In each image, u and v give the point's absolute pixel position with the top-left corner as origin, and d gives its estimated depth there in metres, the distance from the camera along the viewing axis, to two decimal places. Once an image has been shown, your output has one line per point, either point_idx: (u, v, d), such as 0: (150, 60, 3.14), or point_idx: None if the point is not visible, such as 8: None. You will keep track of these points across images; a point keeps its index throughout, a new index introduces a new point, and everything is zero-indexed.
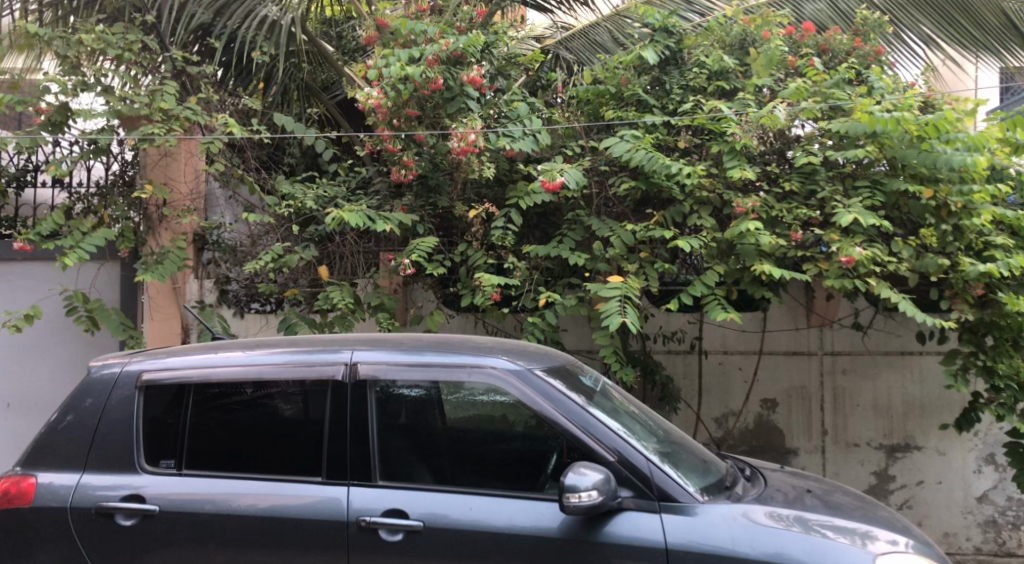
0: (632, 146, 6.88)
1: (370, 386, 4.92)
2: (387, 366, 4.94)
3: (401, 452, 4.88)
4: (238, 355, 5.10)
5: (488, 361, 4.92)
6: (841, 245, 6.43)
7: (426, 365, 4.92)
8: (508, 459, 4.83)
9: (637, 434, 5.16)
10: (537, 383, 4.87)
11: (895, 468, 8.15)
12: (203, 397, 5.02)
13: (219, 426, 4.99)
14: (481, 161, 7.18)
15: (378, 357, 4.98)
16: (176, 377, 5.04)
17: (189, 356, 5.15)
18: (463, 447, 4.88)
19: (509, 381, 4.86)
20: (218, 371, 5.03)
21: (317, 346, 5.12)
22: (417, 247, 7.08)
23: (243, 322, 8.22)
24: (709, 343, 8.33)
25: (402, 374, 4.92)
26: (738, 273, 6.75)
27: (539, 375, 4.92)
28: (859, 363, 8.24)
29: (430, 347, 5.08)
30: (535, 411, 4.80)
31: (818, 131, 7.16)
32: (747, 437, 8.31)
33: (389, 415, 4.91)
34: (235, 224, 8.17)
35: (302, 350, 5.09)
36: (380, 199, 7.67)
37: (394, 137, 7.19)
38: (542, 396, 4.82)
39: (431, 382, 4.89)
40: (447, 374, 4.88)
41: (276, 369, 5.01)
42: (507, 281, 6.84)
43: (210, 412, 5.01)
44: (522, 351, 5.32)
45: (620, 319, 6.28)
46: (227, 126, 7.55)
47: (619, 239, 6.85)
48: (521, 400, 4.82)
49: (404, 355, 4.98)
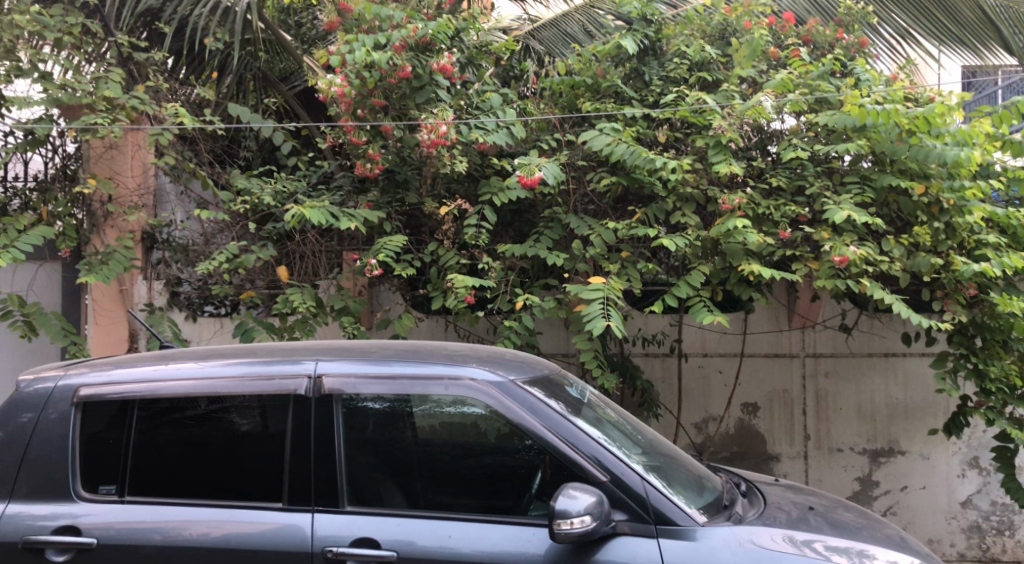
0: (612, 140, 6.50)
1: (336, 399, 4.49)
2: (352, 378, 4.52)
3: (370, 471, 4.46)
4: (190, 366, 4.63)
5: (466, 372, 4.51)
6: (832, 244, 6.11)
7: (392, 377, 4.51)
8: (479, 474, 4.46)
9: (627, 448, 4.78)
10: (519, 396, 4.47)
11: (878, 473, 7.88)
12: (150, 413, 4.56)
13: (169, 444, 4.54)
14: (452, 155, 6.79)
15: (345, 368, 4.56)
16: (121, 391, 4.57)
17: (136, 367, 4.68)
18: (432, 464, 4.50)
19: (489, 394, 4.45)
20: (168, 384, 4.57)
21: (277, 357, 4.68)
22: (385, 245, 6.66)
23: (196, 326, 7.67)
24: (688, 345, 7.99)
25: (369, 386, 4.50)
26: (724, 274, 6.41)
27: (519, 385, 4.53)
28: (842, 366, 7.96)
29: (399, 356, 4.67)
30: (517, 426, 4.40)
31: (804, 125, 6.83)
32: (728, 443, 7.98)
33: (355, 430, 4.49)
34: (188, 222, 7.67)
35: (261, 360, 4.64)
36: (344, 195, 7.25)
37: (358, 129, 6.72)
38: (525, 409, 4.43)
39: (400, 395, 4.48)
40: (417, 386, 4.48)
41: (232, 382, 4.55)
42: (481, 282, 6.44)
43: (159, 428, 4.55)
44: (499, 359, 4.92)
45: (604, 322, 5.90)
46: (178, 116, 7.10)
47: (599, 238, 6.49)
48: (502, 414, 4.43)
49: (372, 366, 4.57)
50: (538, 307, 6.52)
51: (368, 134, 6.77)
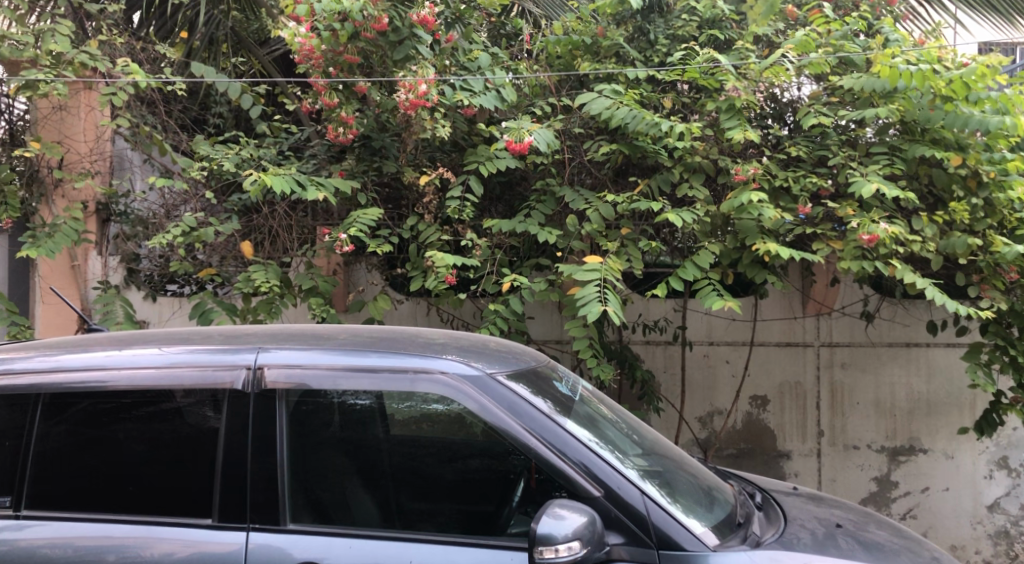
0: (612, 103, 5.82)
1: (282, 395, 3.84)
2: (317, 369, 3.86)
3: (333, 474, 3.87)
4: (149, 353, 3.99)
5: (438, 365, 3.86)
6: (859, 221, 5.40)
7: (373, 370, 3.85)
8: (466, 480, 3.91)
9: (626, 453, 4.15)
10: (499, 392, 3.82)
11: (898, 473, 7.25)
12: (110, 406, 3.90)
13: (134, 441, 3.89)
14: (435, 119, 6.13)
15: (293, 359, 3.90)
16: (65, 380, 3.93)
17: (88, 353, 4.05)
18: (416, 468, 3.91)
19: (463, 390, 3.81)
20: (124, 374, 3.92)
21: (240, 344, 4.04)
22: (358, 219, 5.98)
23: (155, 307, 7.02)
24: (694, 332, 7.32)
25: (322, 379, 3.85)
26: (736, 254, 5.75)
27: (501, 382, 3.88)
28: (861, 356, 7.29)
29: (373, 346, 4.02)
30: (496, 428, 3.76)
31: (824, 90, 6.17)
32: (734, 438, 7.34)
33: (318, 426, 3.87)
34: (147, 192, 7.00)
35: (224, 348, 4.00)
36: (318, 163, 6.62)
37: (330, 90, 6.06)
38: (506, 408, 3.78)
39: (364, 390, 3.83)
40: (392, 382, 3.82)
41: (170, 372, 3.89)
42: (465, 261, 5.77)
43: (121, 422, 3.90)
44: (482, 350, 4.27)
45: (601, 308, 5.22)
46: (132, 74, 6.44)
47: (597, 212, 5.81)
48: (478, 412, 3.78)
49: (329, 355, 3.92)
50: (528, 289, 5.86)
51: (341, 94, 6.14)
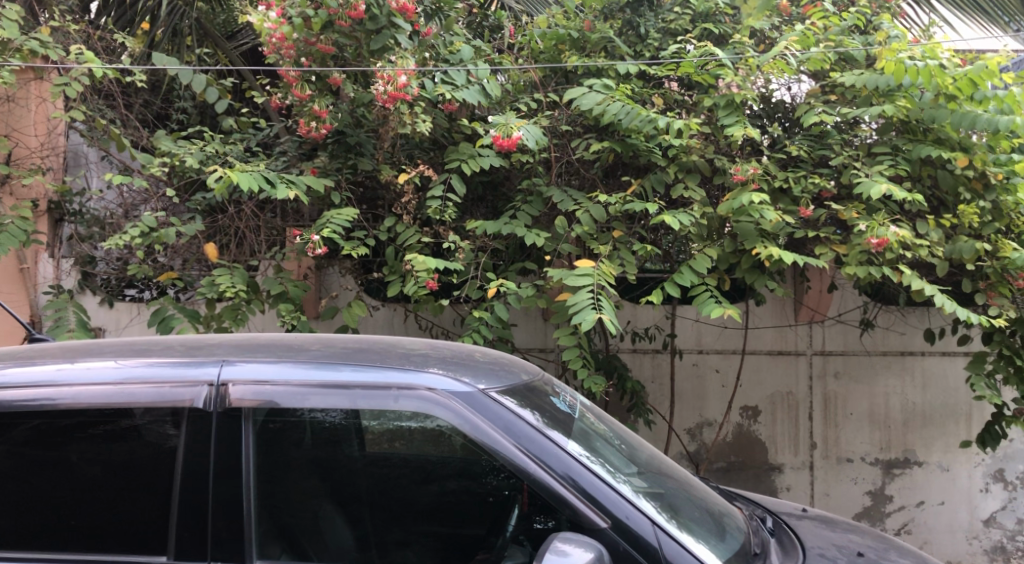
0: (604, 97, 5.47)
1: (248, 414, 3.45)
2: (289, 385, 3.48)
3: (303, 500, 3.49)
4: (105, 367, 3.57)
5: (424, 381, 3.50)
6: (867, 223, 5.09)
7: (345, 386, 3.48)
8: (444, 503, 3.56)
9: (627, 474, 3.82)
10: (492, 410, 3.47)
11: (892, 487, 6.98)
12: (62, 424, 3.49)
13: (89, 463, 3.48)
14: (414, 114, 5.76)
15: (261, 374, 3.51)
16: (11, 398, 3.51)
17: (36, 366, 3.61)
18: (388, 490, 3.57)
19: (451, 406, 3.46)
20: (76, 390, 3.50)
21: (207, 356, 3.63)
22: (331, 219, 5.60)
23: (112, 313, 6.62)
24: (682, 340, 6.98)
25: (295, 395, 3.47)
26: (733, 258, 5.44)
27: (494, 398, 3.52)
28: (854, 365, 7.01)
29: (347, 358, 3.64)
30: (489, 450, 3.41)
31: (823, 87, 5.90)
32: (725, 451, 7.01)
33: (287, 445, 3.47)
34: (104, 190, 6.57)
35: (189, 360, 3.59)
36: (289, 161, 6.23)
37: (302, 81, 5.68)
38: (499, 427, 3.43)
39: (338, 407, 3.46)
40: (368, 399, 3.46)
41: (129, 389, 3.49)
42: (447, 264, 5.40)
43: (74, 442, 3.49)
44: (467, 361, 3.91)
45: (595, 315, 4.86)
46: (86, 62, 6.02)
47: (587, 213, 5.48)
48: (468, 431, 3.43)
49: (300, 369, 3.53)
50: (513, 294, 5.51)
51: (314, 86, 5.76)
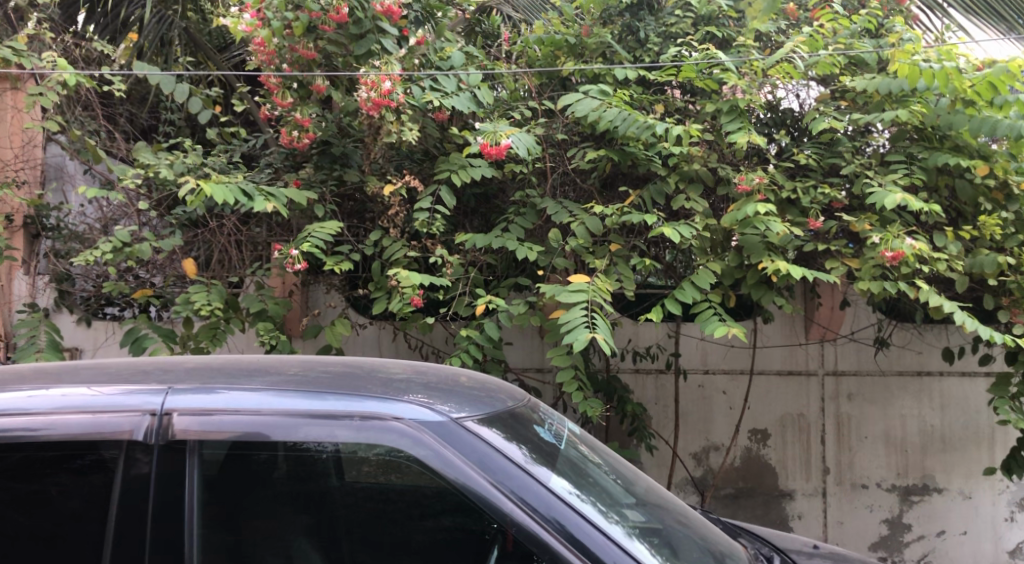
0: (600, 103, 5.15)
1: (193, 447, 3.21)
2: (261, 415, 3.26)
3: (271, 540, 3.24)
4: (80, 395, 3.31)
5: (393, 410, 3.29)
6: (881, 236, 4.74)
7: (332, 416, 3.27)
8: (436, 542, 3.26)
9: (618, 508, 3.59)
10: (468, 444, 3.26)
11: (911, 515, 6.62)
12: (40, 456, 3.22)
13: (68, 497, 3.21)
14: (401, 122, 5.46)
15: (214, 403, 3.28)
16: None
17: (6, 393, 3.34)
18: (381, 527, 3.28)
19: (425, 441, 3.24)
20: (53, 419, 3.24)
21: (189, 384, 3.39)
22: (313, 233, 5.29)
23: (89, 332, 6.37)
24: (687, 360, 6.64)
25: (273, 426, 3.24)
26: (738, 273, 5.11)
27: (472, 431, 3.30)
28: (869, 387, 6.66)
29: (327, 385, 3.42)
30: (466, 489, 3.20)
31: (832, 92, 5.58)
32: (733, 477, 6.66)
33: (257, 477, 3.24)
34: (82, 205, 6.30)
35: (170, 389, 3.34)
36: (274, 174, 5.95)
37: (283, 88, 5.41)
38: (476, 464, 3.22)
39: (319, 442, 3.24)
40: (352, 430, 3.24)
41: (109, 419, 3.23)
42: (434, 280, 5.10)
43: (55, 475, 3.22)
44: (450, 385, 3.66)
45: (588, 334, 4.54)
46: (59, 69, 5.75)
47: (582, 226, 5.17)
48: (444, 469, 3.21)
49: (275, 398, 3.30)
50: (505, 312, 5.22)
51: (296, 93, 5.47)
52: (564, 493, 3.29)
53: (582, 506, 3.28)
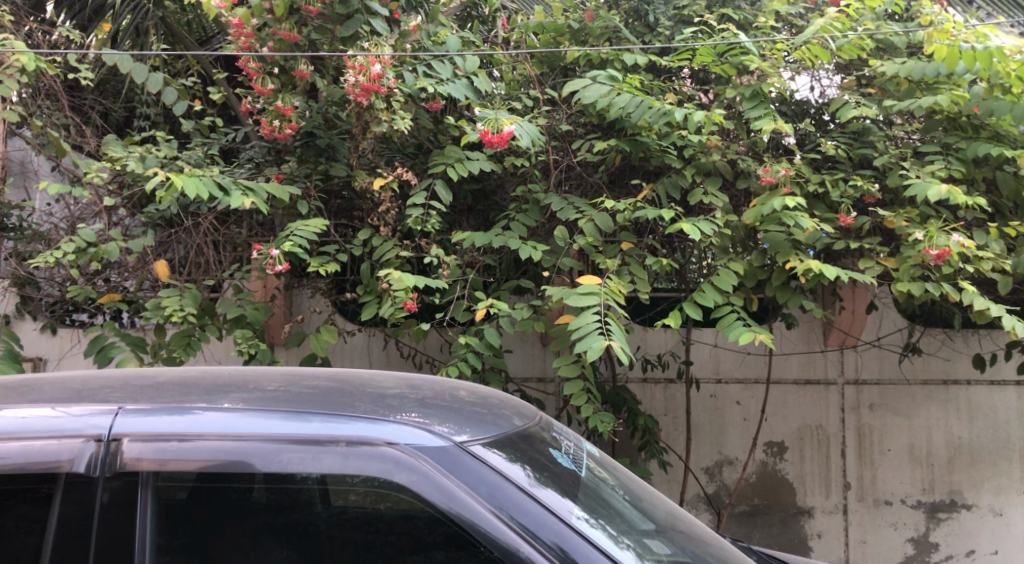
0: (609, 90, 4.69)
1: (146, 480, 2.79)
2: (234, 440, 2.83)
3: None
4: (40, 416, 2.88)
5: (382, 434, 2.86)
6: (923, 232, 4.30)
7: (316, 442, 2.84)
8: None
9: (635, 539, 3.17)
10: (473, 472, 2.83)
11: (938, 533, 6.20)
12: None
13: (25, 531, 2.79)
14: (392, 113, 5.03)
15: (181, 426, 2.85)
16: None
17: None
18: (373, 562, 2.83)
19: (422, 470, 2.81)
20: (7, 446, 2.82)
21: (161, 402, 2.95)
22: (295, 231, 4.82)
23: (55, 340, 5.95)
24: (698, 368, 6.20)
25: (249, 453, 2.81)
26: (762, 274, 4.68)
27: (475, 457, 2.87)
28: (892, 396, 6.23)
29: (313, 403, 2.98)
30: (465, 523, 2.77)
31: (859, 78, 5.16)
32: (748, 493, 6.22)
33: (232, 507, 2.82)
34: (47, 203, 5.79)
35: (137, 409, 2.90)
36: (254, 169, 5.49)
37: (263, 75, 4.94)
38: (482, 495, 2.80)
39: (299, 471, 2.81)
40: (337, 459, 2.82)
41: (68, 446, 2.81)
42: (428, 282, 4.63)
43: (11, 506, 2.80)
44: (453, 402, 3.21)
45: (602, 342, 4.09)
46: (16, 53, 5.25)
47: (591, 223, 4.74)
48: (444, 501, 2.79)
49: (254, 419, 2.87)
50: (507, 317, 4.77)
51: (278, 79, 5.04)
52: (577, 523, 2.88)
53: (596, 538, 2.87)
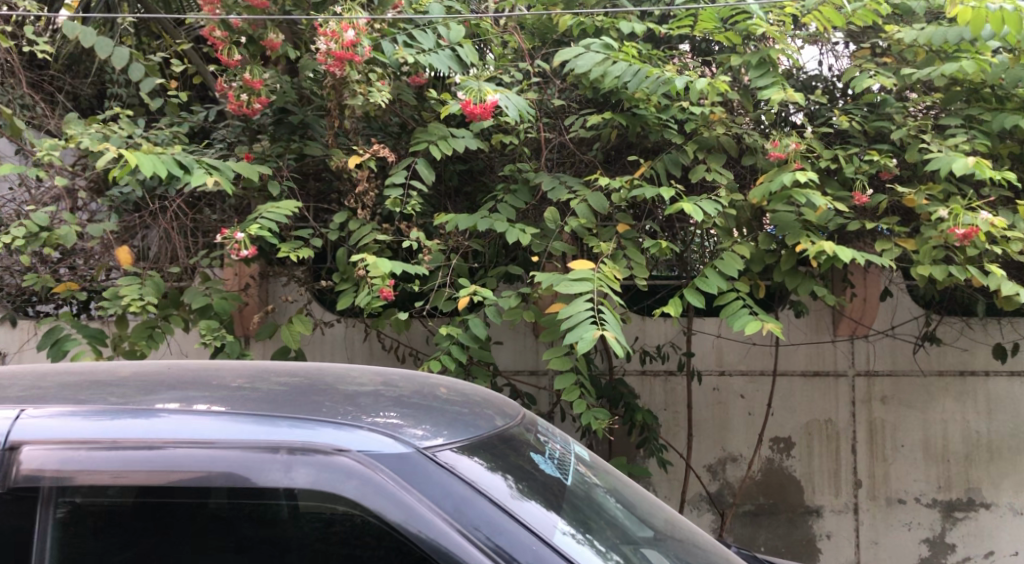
0: (604, 58, 4.31)
1: (48, 496, 2.53)
2: (202, 448, 2.54)
3: None
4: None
5: (336, 441, 2.55)
6: (947, 210, 3.93)
7: (282, 450, 2.54)
8: None
9: (630, 553, 2.84)
10: (436, 484, 2.51)
11: (954, 534, 5.85)
12: None
13: None
14: (371, 86, 4.64)
15: (141, 432, 2.57)
16: None
17: None
18: None
19: (378, 482, 2.49)
20: None
21: (124, 405, 2.67)
22: (263, 214, 4.46)
23: (15, 332, 5.61)
24: (701, 360, 5.84)
25: (209, 463, 2.52)
26: (769, 258, 4.36)
27: (441, 466, 2.55)
28: (906, 388, 5.87)
29: (284, 407, 2.68)
30: (426, 543, 2.45)
31: (874, 46, 4.79)
32: (753, 491, 5.87)
33: (179, 524, 2.53)
34: (6, 187, 5.44)
35: (101, 412, 2.64)
36: (226, 148, 5.12)
37: (228, 44, 4.56)
38: (447, 510, 2.48)
39: (272, 484, 2.51)
40: (312, 470, 2.51)
41: None
42: (407, 268, 4.26)
43: None
44: (434, 401, 2.89)
45: (595, 332, 3.73)
46: None
47: (584, 204, 4.37)
48: (402, 517, 2.47)
49: (223, 424, 2.59)
50: (493, 306, 4.41)
51: (247, 49, 4.71)
52: (561, 541, 2.57)
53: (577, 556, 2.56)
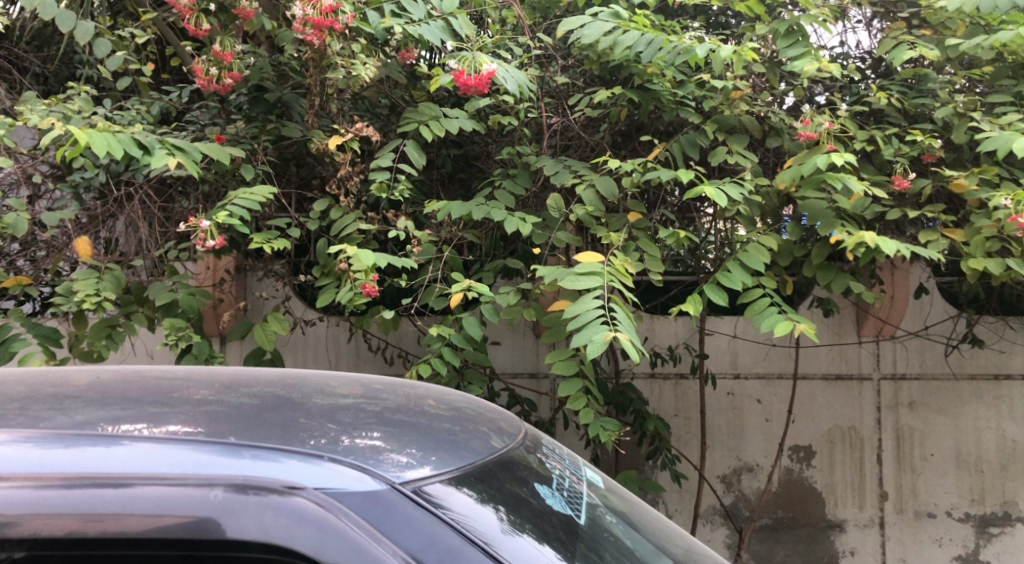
0: (615, 25, 3.85)
1: None
2: (150, 486, 2.11)
3: None
4: None
5: (294, 477, 2.14)
6: (1005, 196, 3.47)
7: (242, 490, 2.12)
8: None
9: None
10: (413, 529, 2.12)
11: (990, 550, 5.41)
12: None
13: None
14: (355, 60, 4.19)
15: (81, 465, 2.14)
16: None
17: None
18: None
19: (342, 528, 2.10)
20: None
21: (66, 428, 2.24)
22: (233, 200, 4.01)
23: None
24: (714, 362, 5.39)
25: (159, 505, 2.10)
26: (798, 251, 3.93)
27: (420, 502, 2.17)
28: (936, 393, 5.43)
29: (250, 431, 2.25)
30: None
31: (909, 17, 4.34)
32: (771, 505, 5.42)
33: None
34: None
35: (36, 437, 2.21)
36: (196, 129, 4.67)
37: (196, 11, 4.09)
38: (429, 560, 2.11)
39: (239, 534, 2.09)
40: (276, 515, 2.10)
41: None
42: (393, 260, 3.79)
43: None
44: (419, 416, 2.47)
45: (605, 333, 3.28)
46: None
47: (592, 189, 3.93)
48: None
49: (185, 454, 2.17)
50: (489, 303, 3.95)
51: (215, 18, 4.25)
52: None
53: None
